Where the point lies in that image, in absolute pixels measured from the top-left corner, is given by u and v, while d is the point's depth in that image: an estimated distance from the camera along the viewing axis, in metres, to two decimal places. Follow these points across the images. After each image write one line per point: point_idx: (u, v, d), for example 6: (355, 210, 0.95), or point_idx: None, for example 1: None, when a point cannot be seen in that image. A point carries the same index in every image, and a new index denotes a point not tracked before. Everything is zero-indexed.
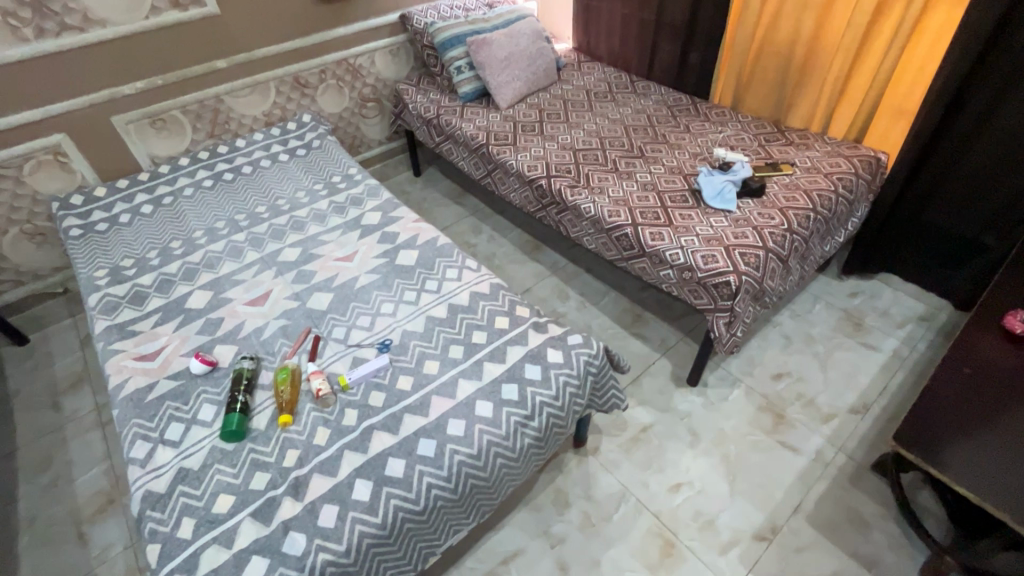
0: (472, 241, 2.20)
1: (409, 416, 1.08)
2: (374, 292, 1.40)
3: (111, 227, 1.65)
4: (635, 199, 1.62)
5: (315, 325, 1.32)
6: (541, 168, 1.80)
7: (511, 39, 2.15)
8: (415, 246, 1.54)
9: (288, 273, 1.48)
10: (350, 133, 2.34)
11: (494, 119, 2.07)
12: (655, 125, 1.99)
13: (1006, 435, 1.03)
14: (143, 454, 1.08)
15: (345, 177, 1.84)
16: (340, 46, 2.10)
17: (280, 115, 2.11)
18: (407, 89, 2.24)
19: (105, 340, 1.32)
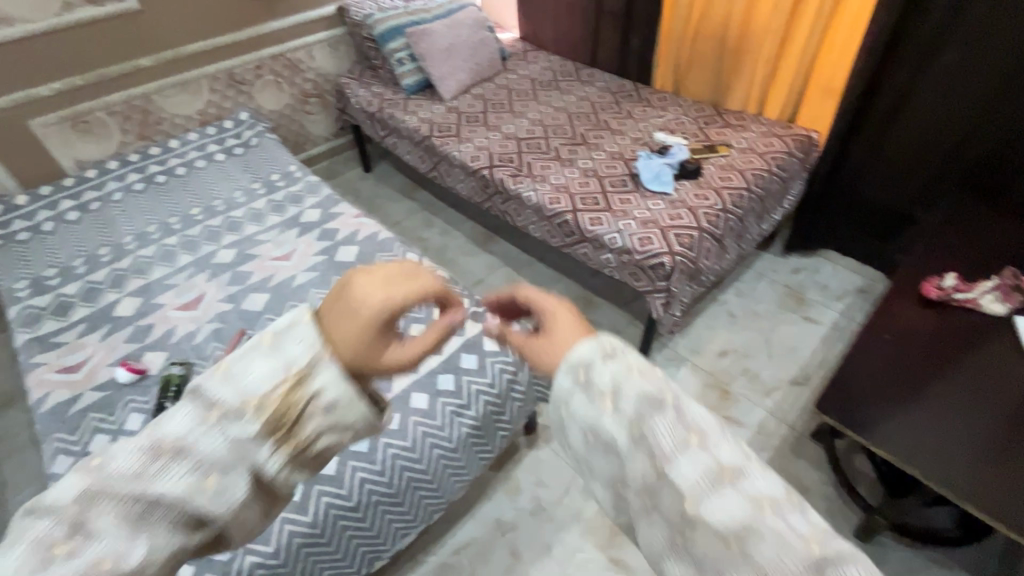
0: (424, 235, 2.18)
1: None
2: (312, 290, 1.38)
3: (34, 236, 1.58)
4: (576, 186, 1.63)
5: (250, 327, 1.29)
6: (483, 158, 1.79)
7: (452, 30, 2.13)
8: (355, 242, 1.52)
9: (223, 274, 1.44)
10: (294, 130, 2.29)
11: (437, 110, 2.05)
12: (597, 112, 2.00)
13: (922, 396, 1.08)
14: (65, 468, 1.04)
15: (284, 175, 1.80)
16: (274, 41, 2.05)
17: (216, 113, 2.04)
18: (349, 83, 2.20)
19: (27, 354, 1.27)
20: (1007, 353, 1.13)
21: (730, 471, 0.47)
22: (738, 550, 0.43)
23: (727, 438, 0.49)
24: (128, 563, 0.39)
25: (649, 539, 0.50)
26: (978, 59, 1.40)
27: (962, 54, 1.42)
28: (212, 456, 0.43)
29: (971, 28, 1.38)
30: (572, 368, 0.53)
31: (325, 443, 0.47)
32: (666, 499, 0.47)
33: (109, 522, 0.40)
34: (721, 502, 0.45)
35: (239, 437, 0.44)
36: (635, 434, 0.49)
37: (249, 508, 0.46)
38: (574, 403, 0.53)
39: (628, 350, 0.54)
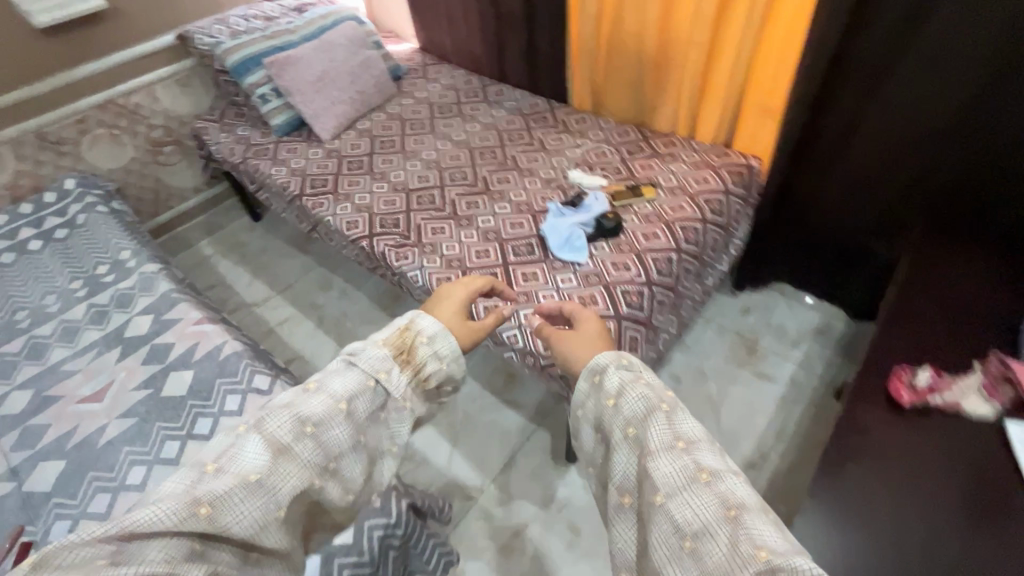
0: (320, 300, 1.85)
1: None
2: (121, 450, 1.04)
3: None
4: (473, 258, 1.32)
5: (30, 521, 0.96)
6: (363, 223, 1.46)
7: (323, 52, 1.75)
8: (190, 363, 1.17)
9: (10, 434, 1.09)
10: (150, 186, 1.89)
11: (314, 156, 1.69)
12: (505, 144, 1.68)
13: (863, 471, 0.90)
14: None
15: (114, 265, 1.43)
16: (96, 86, 1.66)
17: (36, 183, 1.66)
18: (207, 125, 1.82)
19: None
20: (985, 449, 0.92)
21: (707, 474, 0.51)
22: (691, 544, 0.47)
23: (712, 451, 0.54)
24: (267, 469, 0.53)
25: (627, 538, 0.56)
26: (933, 79, 1.16)
27: (918, 70, 1.16)
28: (342, 390, 0.59)
29: (926, 43, 1.12)
30: (590, 373, 0.65)
31: (429, 370, 0.66)
32: (645, 492, 0.53)
33: (256, 446, 0.53)
34: (695, 499, 0.49)
35: (380, 355, 0.63)
36: (630, 432, 0.57)
37: (359, 451, 0.61)
38: (588, 403, 0.63)
39: (643, 370, 0.63)
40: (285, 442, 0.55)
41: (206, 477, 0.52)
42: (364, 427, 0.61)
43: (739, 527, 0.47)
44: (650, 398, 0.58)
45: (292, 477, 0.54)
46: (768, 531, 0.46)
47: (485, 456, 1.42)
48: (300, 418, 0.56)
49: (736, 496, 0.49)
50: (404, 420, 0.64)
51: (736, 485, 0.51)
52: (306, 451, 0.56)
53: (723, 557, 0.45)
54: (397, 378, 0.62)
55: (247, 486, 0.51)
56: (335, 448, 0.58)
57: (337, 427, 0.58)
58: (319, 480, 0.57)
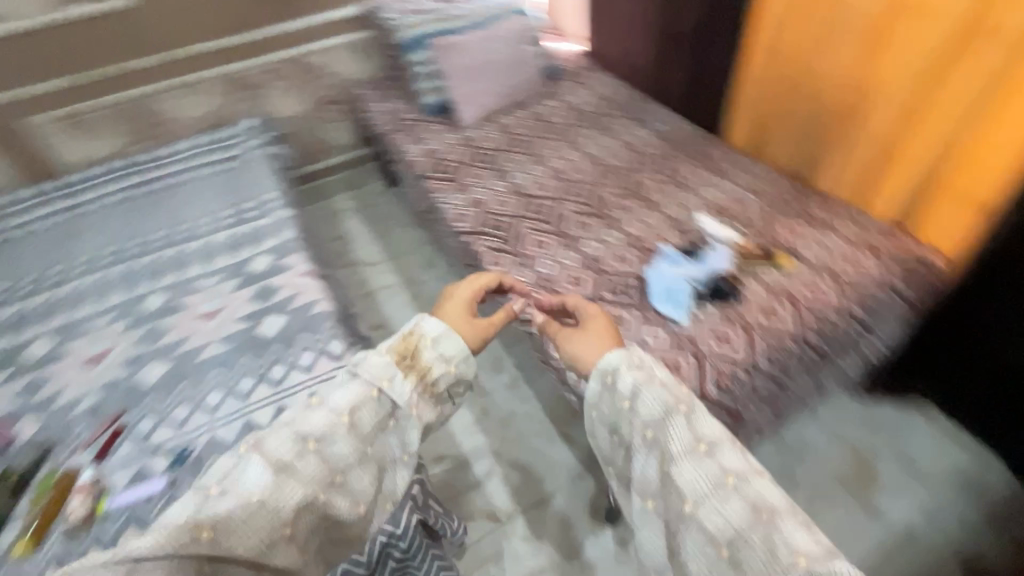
0: (421, 277, 1.92)
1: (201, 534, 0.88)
2: (211, 371, 1.16)
3: (7, 240, 1.54)
4: (565, 283, 1.26)
5: (130, 408, 1.11)
6: (471, 218, 1.46)
7: (488, 41, 1.78)
8: (286, 309, 1.28)
9: (140, 328, 1.28)
10: (310, 137, 2.09)
11: (449, 141, 1.74)
12: (637, 168, 1.56)
13: None
14: None
15: (258, 204, 1.60)
16: (288, 43, 1.87)
17: (225, 117, 1.91)
18: (368, 93, 1.95)
19: None
20: None
21: (733, 479, 0.59)
22: (727, 553, 0.55)
23: (735, 451, 0.62)
24: (269, 487, 0.59)
25: (655, 540, 0.65)
26: None
27: None
28: (343, 403, 0.66)
29: None
30: (603, 374, 0.75)
31: (438, 373, 0.74)
32: (673, 503, 0.61)
33: (257, 466, 0.60)
34: (724, 507, 0.57)
35: (382, 362, 0.71)
36: (647, 436, 0.66)
37: (367, 462, 0.67)
38: (603, 404, 0.75)
39: (651, 368, 0.73)
40: (287, 459, 0.61)
41: (210, 497, 0.58)
42: (370, 437, 0.67)
43: (773, 531, 0.54)
44: (666, 400, 0.67)
45: (295, 492, 0.60)
46: (798, 532, 0.54)
47: (525, 482, 1.36)
48: (300, 434, 0.63)
49: (763, 499, 0.57)
50: (412, 426, 0.71)
51: (760, 487, 0.58)
52: (308, 466, 0.62)
53: (761, 560, 0.53)
54: (400, 385, 0.70)
55: (250, 507, 0.57)
56: (338, 463, 0.64)
57: (339, 441, 0.64)
58: (325, 494, 0.63)
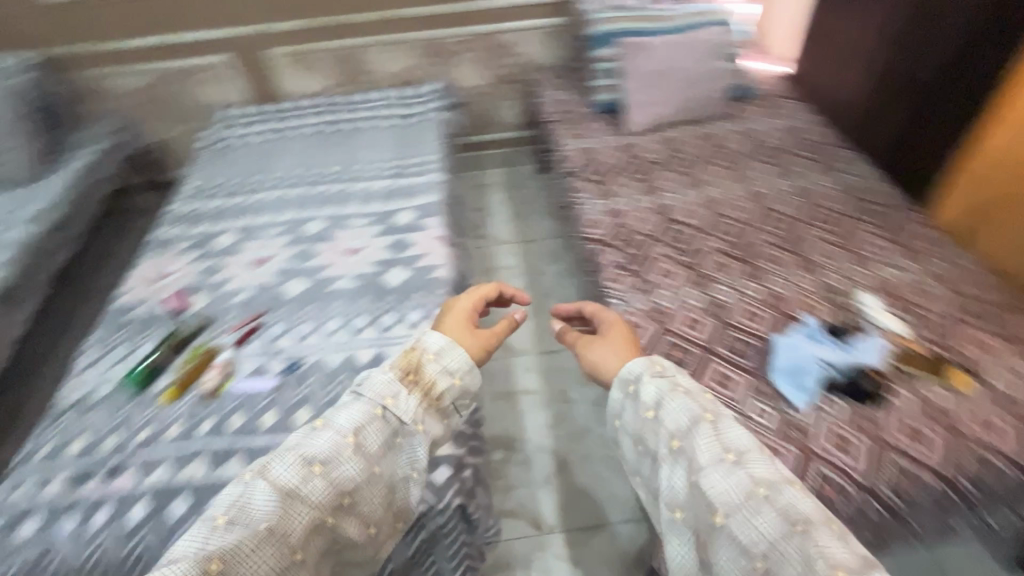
0: (541, 269, 1.94)
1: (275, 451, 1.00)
2: (337, 301, 1.31)
3: (230, 145, 1.87)
4: (680, 322, 1.18)
5: (270, 311, 1.30)
6: (605, 227, 1.42)
7: (678, 49, 1.65)
8: (412, 266, 1.38)
9: (297, 246, 1.48)
10: (482, 110, 2.20)
11: (608, 143, 1.70)
12: (804, 220, 1.39)
13: None
14: (86, 363, 1.22)
15: (418, 162, 1.73)
16: (489, 19, 1.97)
17: (416, 77, 2.08)
18: (545, 80, 1.98)
19: (151, 248, 1.52)
20: None
21: (764, 489, 0.63)
22: (763, 564, 0.58)
23: (763, 463, 0.66)
24: (275, 517, 0.64)
25: (686, 549, 0.69)
26: None
27: None
28: (348, 425, 0.71)
29: None
30: (625, 384, 0.82)
31: (442, 385, 0.79)
32: (703, 514, 0.66)
33: (264, 497, 0.64)
34: (757, 518, 0.60)
35: (383, 381, 0.77)
36: (674, 445, 0.72)
37: (376, 483, 0.72)
38: (629, 413, 0.80)
39: (673, 377, 0.79)
40: (293, 484, 0.66)
41: (219, 530, 0.62)
42: (377, 458, 0.72)
43: (808, 540, 0.57)
44: (692, 410, 0.73)
45: (302, 517, 0.66)
46: (836, 544, 0.56)
47: (576, 503, 1.34)
48: (305, 459, 0.68)
49: (795, 510, 0.60)
50: (419, 443, 0.76)
51: (792, 496, 0.62)
52: (314, 491, 0.67)
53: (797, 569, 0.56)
54: (406, 401, 0.76)
55: (258, 535, 0.62)
56: (347, 486, 0.69)
57: (346, 464, 0.69)
58: (333, 517, 0.69)
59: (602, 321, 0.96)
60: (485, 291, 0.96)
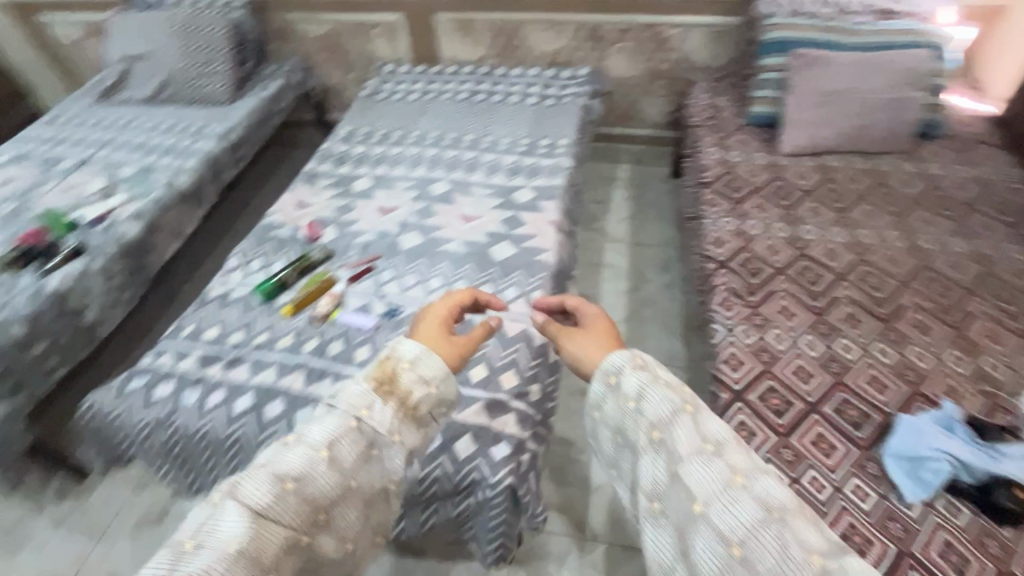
0: (648, 276, 1.87)
1: None
2: (444, 262, 1.37)
3: (385, 98, 2.02)
4: (787, 368, 1.07)
5: (385, 257, 1.41)
6: (727, 248, 1.33)
7: (860, 66, 1.46)
8: (519, 244, 1.40)
9: (421, 202, 1.57)
10: (627, 102, 2.13)
11: (754, 160, 1.57)
12: (973, 291, 1.18)
13: None
14: (232, 265, 1.42)
15: (550, 145, 1.73)
16: (654, 10, 1.87)
17: (567, 59, 2.07)
18: (699, 82, 1.88)
19: (302, 178, 1.70)
20: None
21: (742, 476, 0.54)
22: (739, 552, 0.49)
23: (743, 453, 0.57)
24: (244, 541, 0.55)
25: (654, 544, 0.56)
26: None
27: None
28: (321, 437, 0.63)
29: None
30: (605, 376, 0.68)
31: (419, 396, 0.70)
32: (676, 504, 0.55)
33: (233, 519, 0.56)
34: (735, 506, 0.52)
35: (356, 391, 0.68)
36: (654, 436, 0.59)
37: (352, 499, 0.64)
38: (607, 406, 0.67)
39: (656, 367, 0.66)
40: (266, 503, 0.58)
41: (184, 557, 0.53)
42: (353, 471, 0.64)
43: (786, 528, 0.49)
44: (673, 400, 0.61)
45: (274, 540, 0.57)
46: (812, 535, 0.50)
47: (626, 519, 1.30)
48: (277, 475, 0.60)
49: (773, 498, 0.52)
50: (395, 454, 0.67)
51: (770, 484, 0.54)
52: (288, 509, 0.59)
53: (775, 558, 0.48)
54: (381, 411, 0.67)
55: (229, 562, 0.53)
56: (324, 502, 0.62)
57: (321, 480, 0.61)
58: (309, 536, 0.61)
59: (585, 313, 0.84)
60: (462, 298, 0.87)
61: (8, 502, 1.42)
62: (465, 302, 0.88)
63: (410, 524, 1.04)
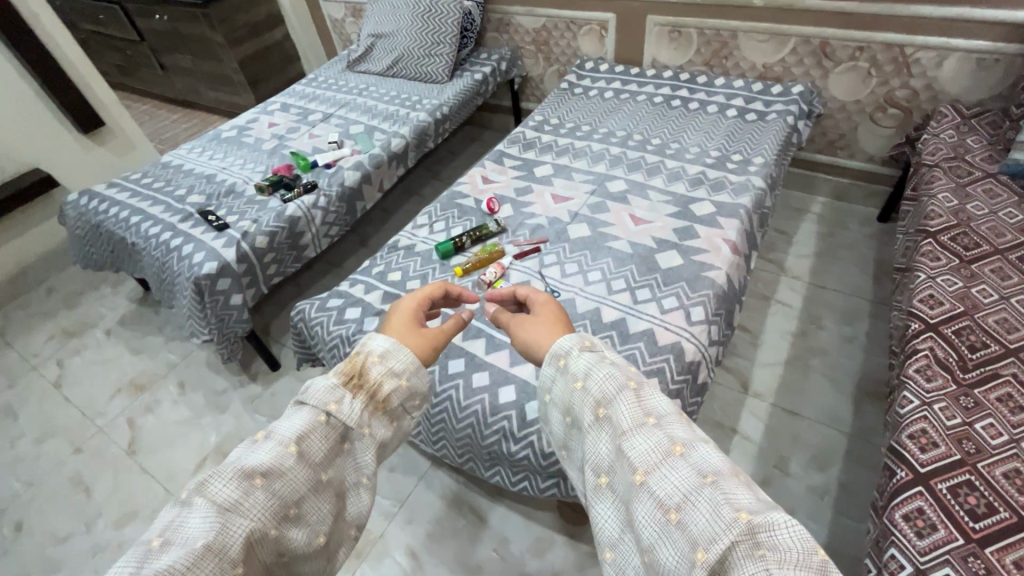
0: (821, 321, 1.67)
1: (506, 353, 1.15)
2: (607, 258, 1.39)
3: (580, 94, 2.09)
4: (997, 468, 0.87)
5: (551, 242, 1.47)
6: (946, 311, 1.12)
7: None
8: (685, 257, 1.35)
9: (596, 197, 1.59)
10: (841, 129, 1.91)
11: (1007, 218, 1.30)
12: None
13: None
14: (422, 223, 1.60)
15: (741, 161, 1.63)
16: (904, 28, 1.62)
17: (779, 74, 1.91)
18: (943, 116, 1.60)
19: (491, 157, 1.85)
20: None
21: (680, 446, 0.58)
22: (674, 515, 0.52)
23: (681, 424, 0.61)
24: (214, 534, 0.56)
25: (607, 517, 0.61)
26: None
27: None
28: (288, 433, 0.64)
29: None
30: (555, 358, 0.74)
31: (388, 389, 0.72)
32: (623, 477, 0.59)
33: (202, 514, 0.57)
34: (671, 473, 0.55)
35: (320, 388, 0.69)
36: (599, 413, 0.64)
37: (323, 492, 0.65)
38: (556, 389, 0.73)
39: (603, 350, 0.72)
40: (233, 498, 0.58)
41: (154, 553, 0.54)
42: (324, 464, 0.66)
43: (715, 490, 0.53)
44: (617, 377, 0.66)
45: (241, 533, 0.57)
46: (742, 494, 0.53)
47: None
48: (245, 471, 0.61)
49: (710, 465, 0.56)
50: (366, 447, 0.70)
51: (705, 452, 0.57)
52: (255, 505, 0.59)
53: (706, 517, 0.51)
54: (349, 405, 0.68)
55: (197, 554, 0.54)
56: (292, 496, 0.62)
57: (292, 472, 0.62)
58: (277, 529, 0.61)
59: (533, 300, 0.88)
60: (426, 291, 0.89)
61: (226, 373, 1.81)
62: (433, 296, 0.90)
63: (532, 485, 1.10)
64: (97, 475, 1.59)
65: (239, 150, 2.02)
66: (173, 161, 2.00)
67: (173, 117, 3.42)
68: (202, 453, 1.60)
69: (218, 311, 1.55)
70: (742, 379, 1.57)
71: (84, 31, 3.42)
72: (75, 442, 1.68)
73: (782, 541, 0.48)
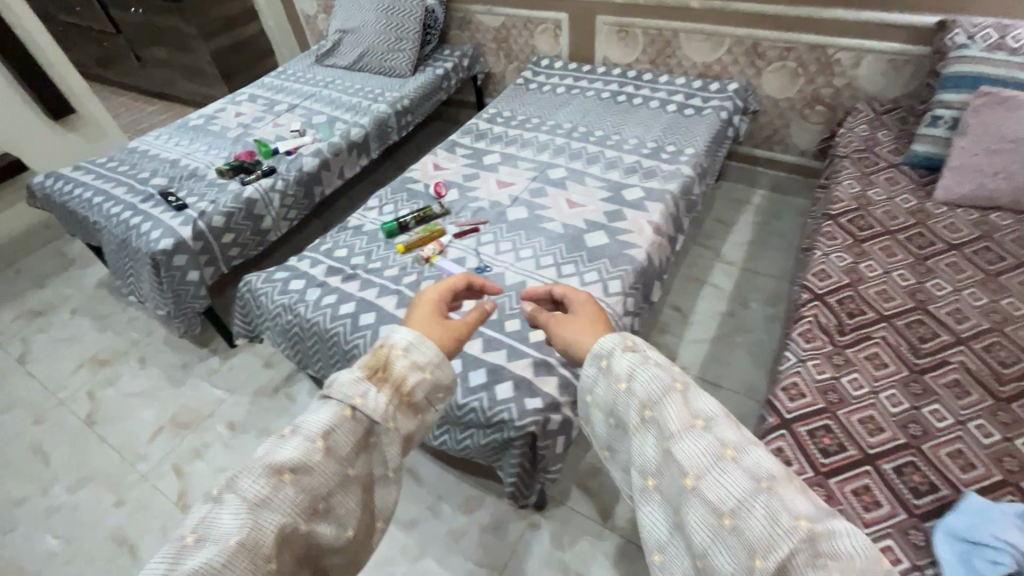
0: (749, 303, 1.79)
1: None
2: (540, 237, 1.49)
3: (534, 89, 2.20)
4: (854, 415, 0.99)
5: (490, 223, 1.56)
6: (834, 283, 1.24)
7: None
8: (610, 237, 1.46)
9: (536, 183, 1.70)
10: (775, 125, 2.04)
11: (901, 203, 1.42)
12: None
13: None
14: (372, 204, 1.69)
15: (674, 152, 1.74)
16: (826, 30, 1.74)
17: (718, 73, 2.03)
18: (859, 112, 1.73)
19: (444, 146, 1.95)
20: None
21: (732, 449, 0.53)
22: (729, 522, 0.49)
23: (732, 426, 0.57)
24: (249, 531, 0.53)
25: (655, 521, 0.56)
26: None
27: None
28: (316, 428, 0.59)
29: None
30: (597, 358, 0.68)
31: (413, 381, 0.66)
32: (671, 480, 0.54)
33: (235, 512, 0.54)
34: (725, 477, 0.51)
35: (344, 382, 0.64)
36: (646, 415, 0.59)
37: (350, 486, 0.61)
38: (599, 389, 0.66)
39: (648, 350, 0.65)
40: (263, 494, 0.55)
41: (188, 550, 0.52)
42: (352, 459, 0.61)
43: (774, 498, 0.49)
44: (663, 377, 0.60)
45: (271, 524, 0.54)
46: (801, 499, 0.50)
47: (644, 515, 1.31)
48: (273, 467, 0.57)
49: (763, 469, 0.52)
50: (394, 442, 0.64)
51: (759, 456, 0.53)
52: (285, 500, 0.56)
53: (763, 526, 0.48)
54: (374, 399, 0.63)
55: (229, 549, 0.51)
56: (321, 491, 0.58)
57: (317, 467, 0.58)
58: (308, 524, 0.57)
59: (572, 299, 0.87)
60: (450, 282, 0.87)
61: (186, 349, 1.88)
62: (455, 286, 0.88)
63: (451, 438, 1.18)
64: (57, 444, 1.66)
65: (204, 137, 2.09)
66: (139, 147, 2.07)
67: (148, 108, 3.48)
68: (159, 423, 1.67)
69: (175, 285, 1.63)
70: (671, 354, 1.68)
71: (61, 22, 3.48)
72: (37, 413, 1.75)
73: (845, 550, 0.46)
